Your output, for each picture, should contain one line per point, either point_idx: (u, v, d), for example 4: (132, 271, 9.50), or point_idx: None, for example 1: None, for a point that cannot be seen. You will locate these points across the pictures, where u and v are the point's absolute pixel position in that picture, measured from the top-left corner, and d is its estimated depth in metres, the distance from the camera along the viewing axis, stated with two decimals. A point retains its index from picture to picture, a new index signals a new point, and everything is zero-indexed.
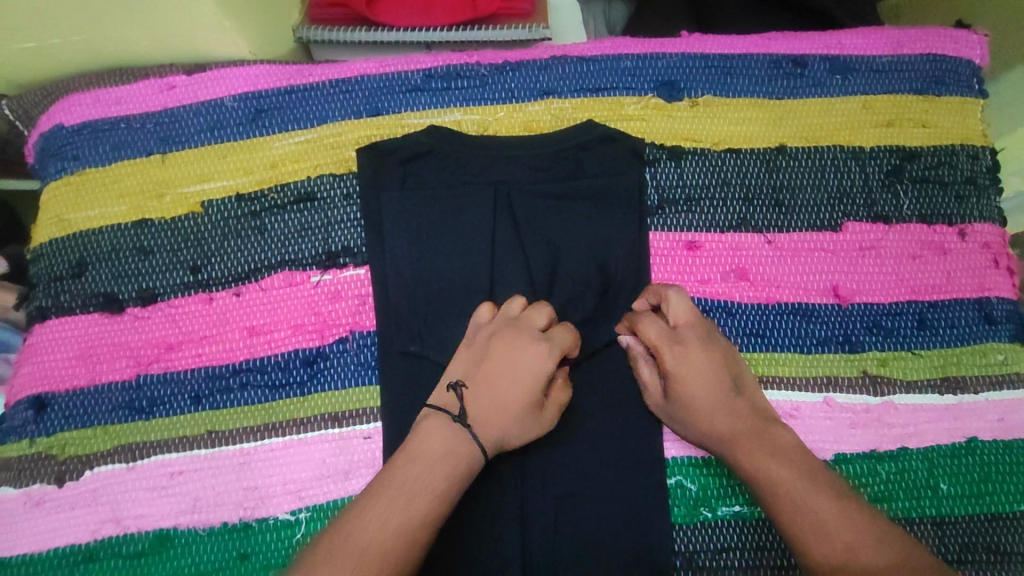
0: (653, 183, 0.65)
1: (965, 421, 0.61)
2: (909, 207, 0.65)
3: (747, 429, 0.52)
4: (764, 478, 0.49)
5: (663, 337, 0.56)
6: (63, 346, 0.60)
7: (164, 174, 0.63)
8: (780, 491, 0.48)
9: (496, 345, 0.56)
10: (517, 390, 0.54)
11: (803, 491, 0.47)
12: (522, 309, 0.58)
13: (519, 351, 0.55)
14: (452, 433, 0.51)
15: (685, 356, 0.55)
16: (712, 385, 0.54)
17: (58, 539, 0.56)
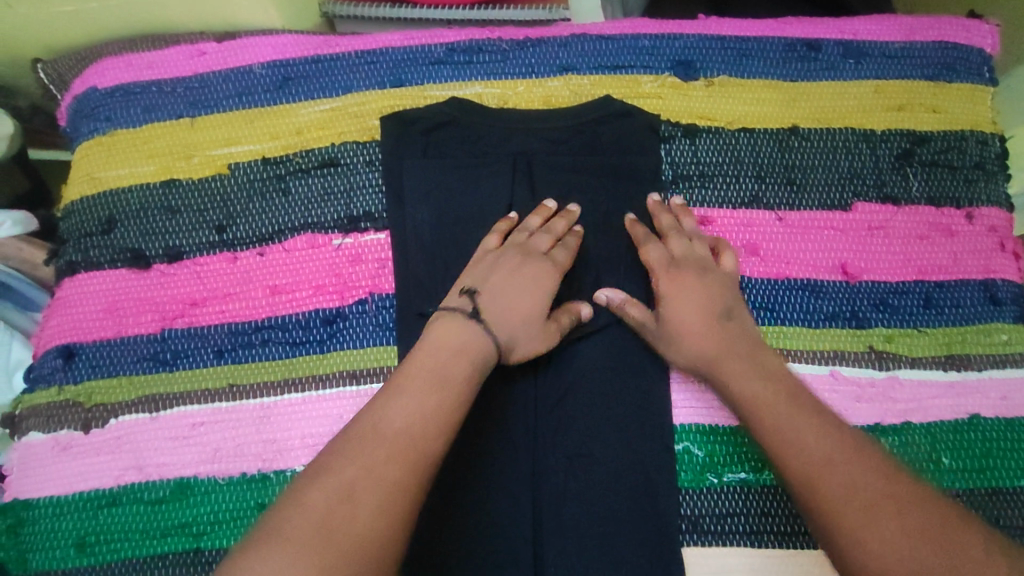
0: (668, 159, 0.66)
1: (968, 398, 0.62)
2: (918, 189, 0.66)
3: (736, 351, 0.55)
4: (752, 402, 0.52)
5: (662, 265, 0.59)
6: (90, 299, 0.62)
7: (193, 136, 0.65)
8: (770, 419, 0.50)
9: (508, 257, 0.58)
10: (530, 298, 0.56)
11: (793, 422, 0.49)
12: (535, 228, 0.61)
13: (530, 262, 0.58)
14: (465, 328, 0.52)
15: (682, 277, 0.58)
16: (706, 305, 0.57)
17: (83, 483, 0.58)
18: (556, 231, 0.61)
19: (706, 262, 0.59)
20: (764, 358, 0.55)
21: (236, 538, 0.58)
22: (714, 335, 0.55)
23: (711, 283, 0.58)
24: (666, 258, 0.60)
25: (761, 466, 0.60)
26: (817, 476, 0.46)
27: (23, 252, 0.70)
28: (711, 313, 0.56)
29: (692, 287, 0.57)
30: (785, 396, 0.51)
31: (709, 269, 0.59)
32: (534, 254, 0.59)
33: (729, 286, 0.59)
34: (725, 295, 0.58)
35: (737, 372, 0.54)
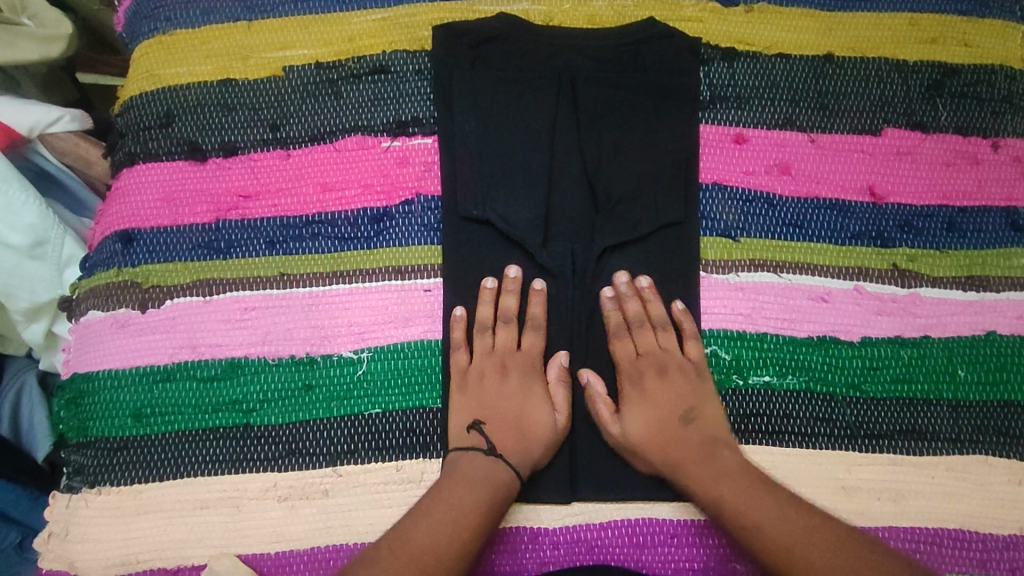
0: (706, 80, 0.68)
1: (986, 316, 0.65)
2: (947, 118, 0.68)
3: (699, 449, 0.59)
4: (712, 496, 0.56)
5: (630, 363, 0.63)
6: (150, 189, 0.65)
7: (249, 39, 0.68)
8: (714, 482, 0.57)
9: (489, 380, 0.62)
10: (530, 416, 0.61)
11: (736, 486, 0.56)
12: (489, 319, 0.63)
13: (514, 398, 0.62)
14: (480, 460, 0.58)
15: (648, 400, 0.62)
16: (672, 426, 0.60)
17: (141, 359, 0.62)
18: (507, 313, 0.63)
19: (671, 378, 0.62)
20: (720, 446, 0.59)
21: (285, 415, 0.61)
22: (678, 448, 0.59)
23: (672, 395, 0.62)
24: (630, 359, 0.63)
25: (785, 370, 0.63)
26: (738, 520, 0.55)
27: (80, 147, 0.73)
28: (676, 432, 0.60)
29: (659, 411, 0.61)
30: (742, 478, 0.57)
31: (674, 376, 0.62)
32: (508, 358, 0.63)
33: (695, 390, 0.62)
34: (688, 405, 0.61)
35: (702, 474, 0.58)
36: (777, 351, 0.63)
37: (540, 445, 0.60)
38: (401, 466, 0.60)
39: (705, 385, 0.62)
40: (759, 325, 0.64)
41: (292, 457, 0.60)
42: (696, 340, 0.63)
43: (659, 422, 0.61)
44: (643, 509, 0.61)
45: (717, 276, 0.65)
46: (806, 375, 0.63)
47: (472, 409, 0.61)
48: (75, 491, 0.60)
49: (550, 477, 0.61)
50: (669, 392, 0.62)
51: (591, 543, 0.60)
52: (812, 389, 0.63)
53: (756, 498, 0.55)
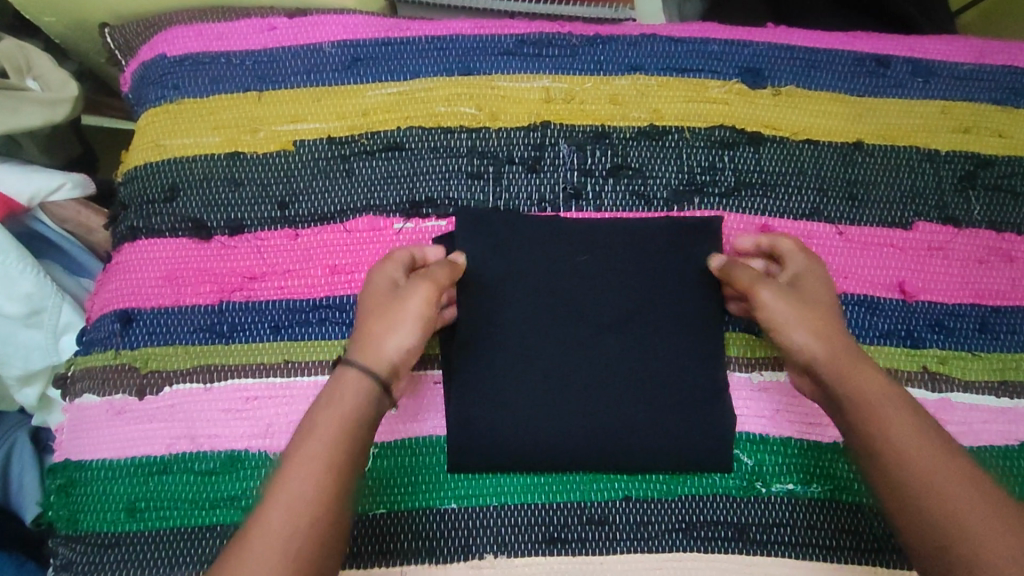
0: (731, 165, 0.66)
1: (1021, 425, 0.62)
2: (979, 212, 0.66)
3: (835, 336, 0.54)
4: (893, 448, 0.47)
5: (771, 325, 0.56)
6: (152, 266, 0.63)
7: (260, 111, 0.66)
8: (903, 457, 0.47)
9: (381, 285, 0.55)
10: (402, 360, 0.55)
11: (862, 396, 0.50)
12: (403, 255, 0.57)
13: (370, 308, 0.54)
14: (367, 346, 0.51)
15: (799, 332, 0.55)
16: (816, 316, 0.55)
17: (136, 448, 0.59)
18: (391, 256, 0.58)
19: (801, 287, 0.58)
20: (872, 390, 0.50)
21: None
22: (829, 347, 0.53)
23: (817, 311, 0.56)
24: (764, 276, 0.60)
25: (809, 478, 0.60)
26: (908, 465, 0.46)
27: (81, 215, 0.69)
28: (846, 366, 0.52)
29: (808, 314, 0.55)
30: (864, 376, 0.51)
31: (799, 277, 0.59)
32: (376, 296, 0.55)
33: (812, 309, 0.55)
34: (818, 301, 0.56)
35: (846, 378, 0.51)
36: (800, 457, 0.60)
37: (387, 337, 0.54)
38: (405, 573, 0.57)
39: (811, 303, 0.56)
40: (783, 428, 0.61)
41: None
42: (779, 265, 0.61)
43: (808, 320, 0.54)
44: None
45: (738, 375, 0.62)
46: (830, 484, 0.60)
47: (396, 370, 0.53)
48: None
49: None
50: (805, 299, 0.56)
51: None
52: (837, 499, 0.59)
53: (922, 462, 0.46)
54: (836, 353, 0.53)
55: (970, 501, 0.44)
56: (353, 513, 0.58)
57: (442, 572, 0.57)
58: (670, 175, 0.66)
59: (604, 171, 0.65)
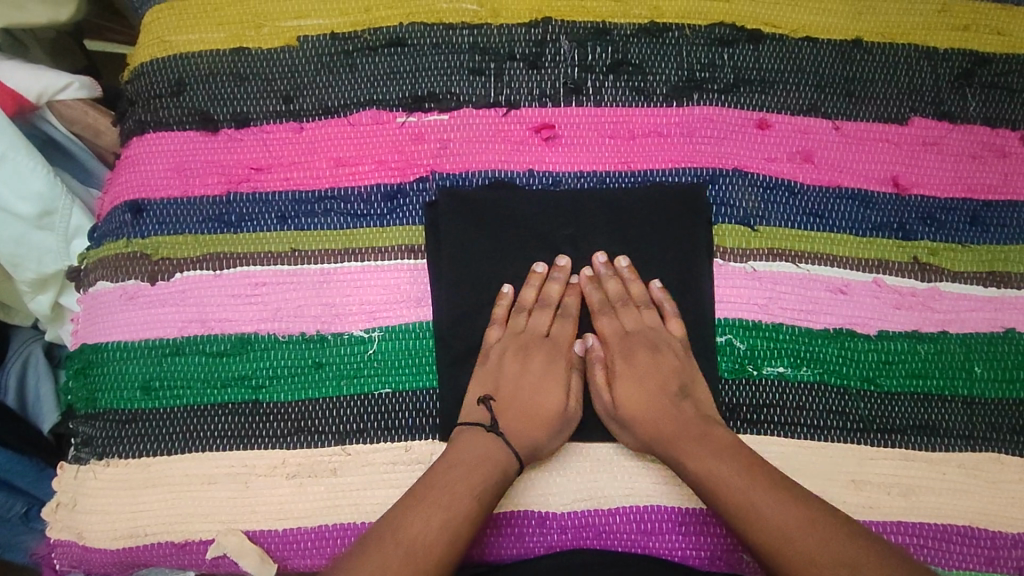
0: (731, 63, 0.67)
1: (1006, 312, 0.64)
2: (975, 109, 0.67)
3: (691, 436, 0.57)
4: (713, 482, 0.55)
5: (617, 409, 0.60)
6: (160, 159, 0.64)
7: (264, 7, 0.66)
8: (722, 486, 0.54)
9: (512, 363, 0.62)
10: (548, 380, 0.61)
11: (692, 458, 0.56)
12: (530, 303, 0.63)
13: (552, 381, 0.62)
14: (491, 442, 0.57)
15: (645, 413, 0.59)
16: (656, 408, 0.60)
17: (149, 331, 0.61)
18: (552, 300, 0.63)
19: (625, 367, 0.62)
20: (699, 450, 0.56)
21: (294, 392, 0.60)
22: (667, 425, 0.58)
23: (636, 391, 0.60)
24: (619, 334, 0.63)
25: (799, 361, 0.62)
26: (730, 499, 0.54)
27: (89, 116, 0.71)
28: (680, 446, 0.57)
29: (651, 407, 0.60)
30: (699, 445, 0.57)
31: (664, 352, 0.62)
32: (534, 343, 0.63)
33: (640, 397, 0.60)
34: (662, 387, 0.61)
35: (686, 455, 0.57)
36: (792, 342, 0.62)
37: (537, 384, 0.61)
38: (410, 447, 0.59)
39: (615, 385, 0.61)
40: (776, 315, 0.62)
41: (301, 434, 0.59)
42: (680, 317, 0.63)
43: (657, 420, 0.59)
44: (653, 497, 0.59)
45: (734, 265, 0.64)
46: (820, 367, 0.62)
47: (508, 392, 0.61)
48: (83, 462, 0.60)
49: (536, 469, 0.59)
50: (634, 382, 0.61)
51: (599, 528, 0.59)
52: (826, 382, 0.61)
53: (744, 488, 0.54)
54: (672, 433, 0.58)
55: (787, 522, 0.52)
56: (360, 392, 0.60)
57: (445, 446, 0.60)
58: (669, 72, 0.66)
59: (604, 68, 0.66)
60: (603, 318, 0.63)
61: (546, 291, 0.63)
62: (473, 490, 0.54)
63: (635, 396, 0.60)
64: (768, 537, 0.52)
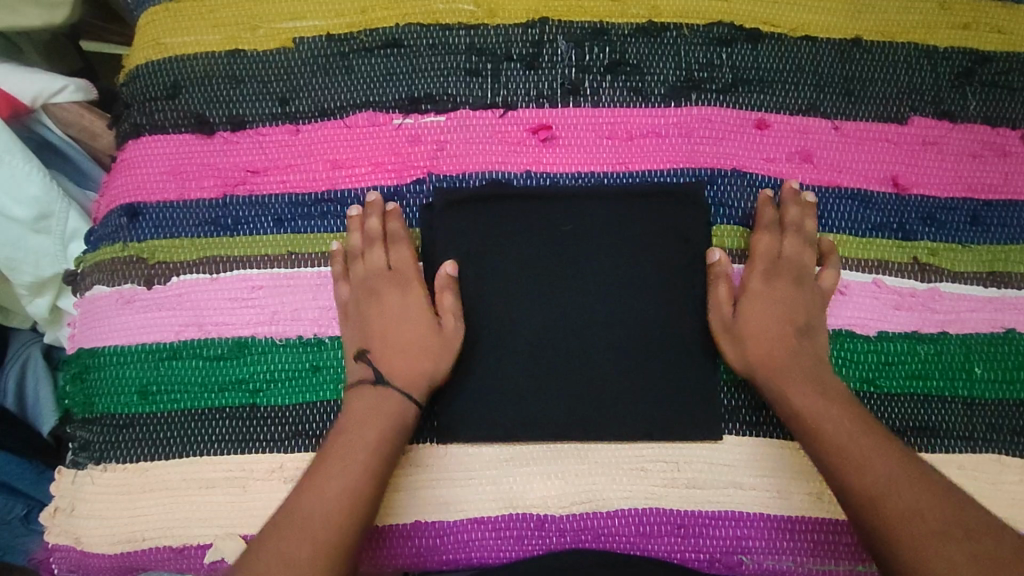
0: (729, 62, 0.66)
1: (1006, 313, 0.63)
2: (975, 107, 0.66)
3: (803, 371, 0.58)
4: (814, 414, 0.55)
5: (754, 331, 0.59)
6: (156, 162, 0.64)
7: (259, 9, 0.66)
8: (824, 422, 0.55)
9: (368, 310, 0.60)
10: (386, 316, 0.60)
11: (818, 391, 0.56)
12: (359, 247, 0.61)
13: (416, 316, 0.60)
14: (372, 394, 0.57)
15: (776, 336, 0.59)
16: (776, 335, 0.59)
17: (146, 336, 0.61)
18: (376, 235, 0.61)
19: (777, 292, 0.61)
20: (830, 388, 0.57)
21: (291, 396, 0.60)
22: (808, 360, 0.58)
23: (770, 318, 0.60)
24: (771, 258, 0.62)
25: None
26: (836, 439, 0.54)
27: (84, 118, 0.70)
28: (810, 374, 0.58)
29: (790, 336, 0.59)
30: (836, 389, 0.57)
31: (806, 284, 0.61)
32: (379, 280, 0.60)
33: (779, 316, 0.60)
34: (794, 321, 0.60)
35: (788, 391, 0.57)
36: None
37: (383, 318, 0.60)
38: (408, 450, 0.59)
39: (768, 303, 0.60)
40: None
41: (299, 438, 0.59)
42: (834, 266, 0.62)
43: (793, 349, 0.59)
44: (652, 499, 0.59)
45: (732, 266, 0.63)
46: None
47: (359, 337, 0.59)
48: (80, 467, 0.60)
49: (535, 473, 0.59)
50: (774, 307, 0.60)
51: (598, 531, 0.59)
52: None
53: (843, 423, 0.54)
54: (809, 367, 0.58)
55: (880, 463, 0.52)
56: None
57: (443, 450, 0.60)
58: (667, 72, 0.66)
59: (602, 68, 0.65)
60: (762, 237, 0.62)
61: (366, 228, 0.61)
62: (388, 432, 0.55)
63: (773, 317, 0.60)
64: (853, 479, 0.52)
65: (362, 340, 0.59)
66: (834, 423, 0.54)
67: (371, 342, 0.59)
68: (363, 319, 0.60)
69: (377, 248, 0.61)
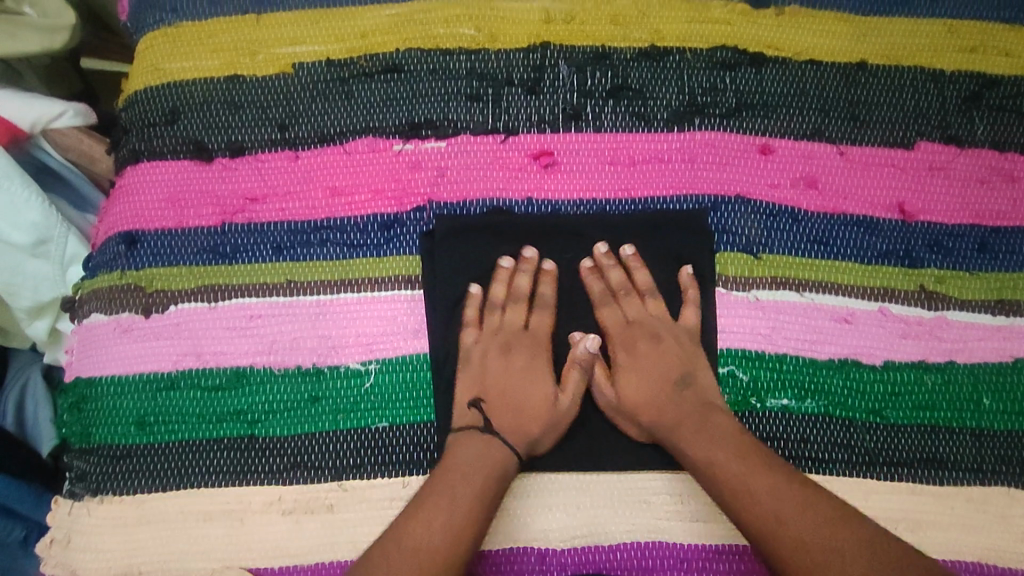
0: (733, 86, 0.65)
1: (1014, 342, 0.62)
2: (983, 132, 0.65)
3: (692, 425, 0.57)
4: (714, 464, 0.55)
5: (658, 369, 0.61)
6: (154, 189, 0.63)
7: (258, 33, 0.65)
8: (714, 459, 0.55)
9: (491, 360, 0.61)
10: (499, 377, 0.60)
11: (695, 432, 0.57)
12: (501, 298, 0.62)
13: (533, 371, 0.61)
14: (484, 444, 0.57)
15: (655, 390, 0.60)
16: (657, 399, 0.60)
17: (144, 365, 0.60)
18: (522, 294, 0.62)
19: (635, 323, 0.62)
20: (709, 416, 0.58)
21: (289, 427, 0.59)
22: (649, 402, 0.60)
23: (663, 362, 0.61)
24: (620, 325, 0.62)
25: (804, 393, 0.61)
26: (731, 485, 0.54)
27: (83, 143, 0.70)
28: (671, 406, 0.59)
29: (644, 375, 0.61)
30: (686, 420, 0.58)
31: (665, 342, 0.61)
32: (515, 338, 0.62)
33: (678, 359, 0.60)
34: (669, 371, 0.60)
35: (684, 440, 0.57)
36: (795, 373, 0.61)
37: (510, 372, 0.60)
38: (408, 482, 0.58)
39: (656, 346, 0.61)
40: (779, 346, 0.61)
41: (298, 469, 0.58)
42: (696, 307, 0.62)
43: (644, 386, 0.60)
44: (655, 532, 0.58)
45: (736, 294, 0.62)
46: (825, 399, 0.61)
47: (474, 386, 0.60)
48: (78, 497, 0.59)
49: (536, 505, 0.59)
50: (657, 352, 0.61)
51: (600, 565, 0.58)
52: (831, 414, 0.60)
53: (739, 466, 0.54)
54: (694, 403, 0.59)
55: (785, 504, 0.52)
56: (356, 426, 0.59)
57: None
58: (670, 97, 0.65)
59: (604, 92, 0.65)
60: (604, 309, 0.62)
61: (508, 279, 0.62)
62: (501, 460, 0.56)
63: (660, 362, 0.61)
64: (759, 521, 0.52)
65: (480, 391, 0.60)
66: (728, 474, 0.54)
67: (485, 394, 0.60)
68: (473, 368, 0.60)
69: (520, 306, 0.62)
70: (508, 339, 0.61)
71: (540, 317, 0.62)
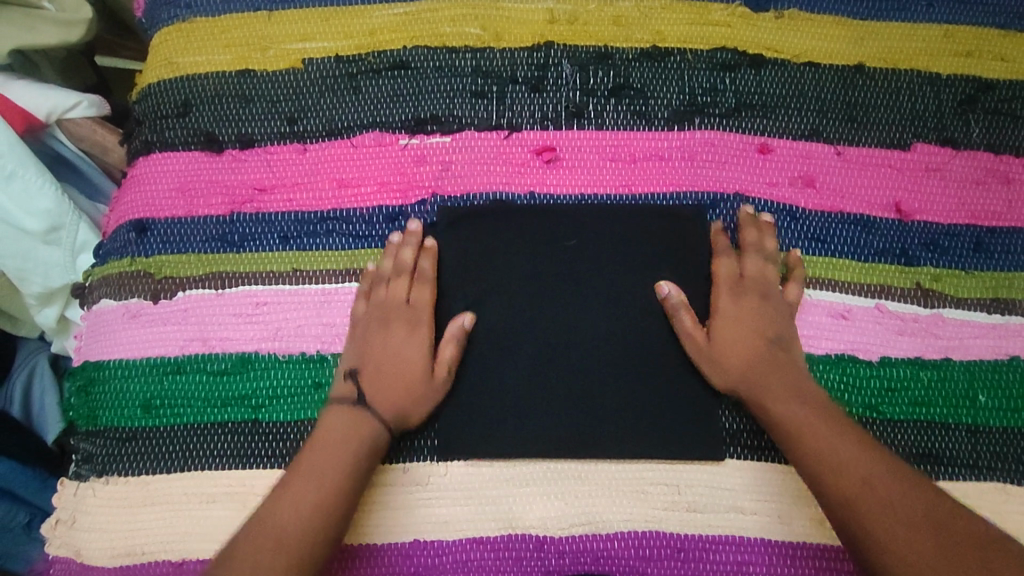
0: (732, 87, 0.67)
1: (1009, 340, 0.63)
2: (979, 135, 0.67)
3: (788, 377, 0.58)
4: (796, 419, 0.55)
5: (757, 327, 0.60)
6: (165, 179, 0.65)
7: (269, 30, 0.67)
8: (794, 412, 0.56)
9: (374, 333, 0.60)
10: (381, 351, 0.59)
11: (788, 389, 0.57)
12: (387, 273, 0.61)
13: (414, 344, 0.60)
14: (357, 420, 0.56)
15: (758, 346, 0.60)
16: (758, 356, 0.59)
17: (152, 350, 0.61)
18: (406, 267, 0.61)
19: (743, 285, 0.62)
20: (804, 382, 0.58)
21: (292, 412, 0.60)
22: (751, 358, 0.59)
23: (760, 324, 0.60)
24: (733, 277, 0.62)
25: None
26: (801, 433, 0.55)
27: (97, 134, 0.71)
28: (769, 365, 0.59)
29: (745, 335, 0.60)
30: (784, 378, 0.58)
31: (769, 305, 0.61)
32: (396, 312, 0.61)
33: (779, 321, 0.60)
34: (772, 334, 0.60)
35: (771, 395, 0.57)
36: None
37: (394, 345, 0.60)
38: (408, 468, 0.59)
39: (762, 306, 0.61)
40: None
41: None
42: (799, 282, 0.62)
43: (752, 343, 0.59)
44: (651, 522, 0.59)
45: None
46: None
47: (355, 358, 0.59)
48: (83, 479, 0.60)
49: (535, 493, 0.59)
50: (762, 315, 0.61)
51: (597, 553, 0.59)
52: None
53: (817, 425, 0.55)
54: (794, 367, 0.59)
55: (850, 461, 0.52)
56: None
57: (441, 467, 0.59)
58: (671, 96, 0.67)
59: (606, 91, 0.66)
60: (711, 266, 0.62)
61: (398, 255, 0.61)
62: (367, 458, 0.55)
63: (763, 324, 0.60)
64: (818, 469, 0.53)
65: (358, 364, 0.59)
66: (807, 426, 0.55)
67: (364, 366, 0.59)
68: (357, 341, 0.60)
69: (404, 279, 0.61)
70: (396, 314, 0.60)
71: (421, 292, 0.61)
